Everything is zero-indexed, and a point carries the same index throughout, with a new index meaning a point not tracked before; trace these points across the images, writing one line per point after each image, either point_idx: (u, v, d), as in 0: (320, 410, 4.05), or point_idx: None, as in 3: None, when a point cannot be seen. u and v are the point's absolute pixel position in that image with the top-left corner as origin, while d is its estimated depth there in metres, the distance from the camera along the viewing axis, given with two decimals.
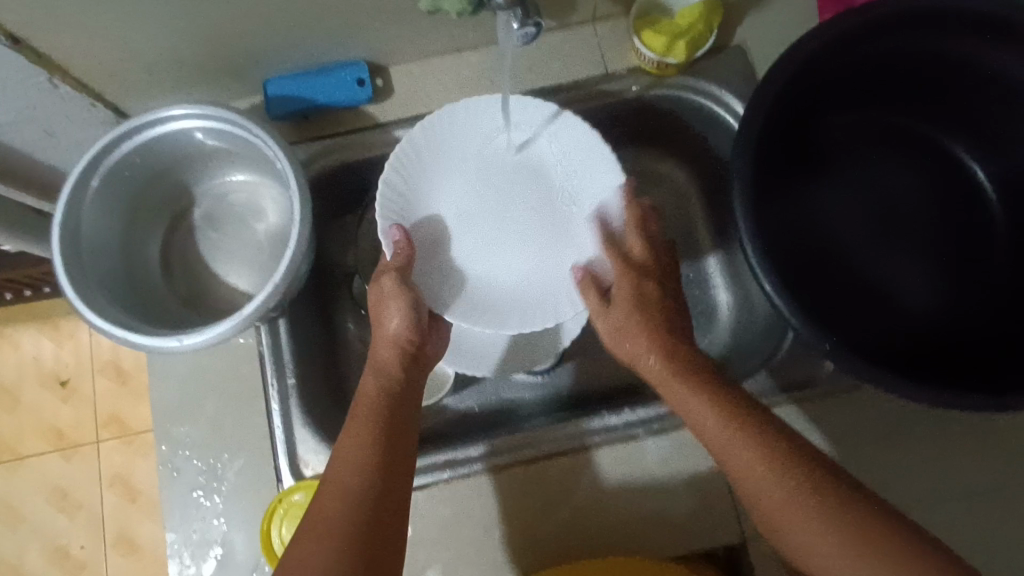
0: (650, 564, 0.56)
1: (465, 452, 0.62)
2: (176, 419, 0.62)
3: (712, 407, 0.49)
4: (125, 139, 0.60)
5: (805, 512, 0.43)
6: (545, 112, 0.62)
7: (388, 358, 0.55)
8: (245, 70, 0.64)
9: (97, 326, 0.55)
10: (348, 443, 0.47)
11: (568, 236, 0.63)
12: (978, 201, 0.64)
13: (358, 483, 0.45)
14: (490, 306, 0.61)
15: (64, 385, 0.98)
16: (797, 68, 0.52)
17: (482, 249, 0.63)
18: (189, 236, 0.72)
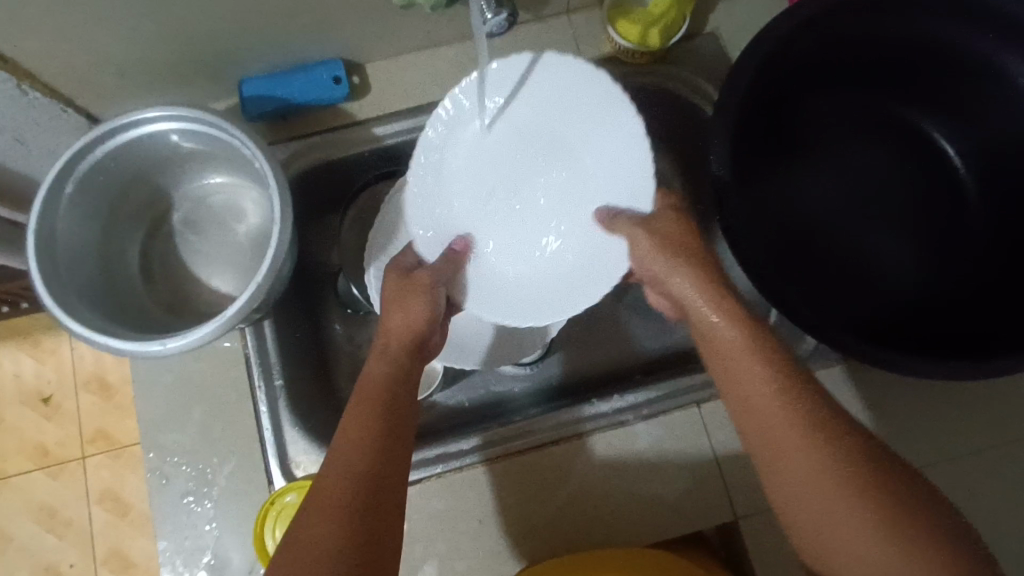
0: (631, 555, 0.61)
1: (457, 446, 0.67)
2: (163, 427, 0.67)
3: (759, 374, 0.46)
4: (98, 143, 0.61)
5: (844, 494, 0.42)
6: (514, 67, 0.60)
7: (395, 347, 0.55)
8: (222, 71, 0.69)
9: (78, 333, 0.56)
10: (353, 435, 0.47)
11: (586, 185, 0.62)
12: (952, 178, 0.71)
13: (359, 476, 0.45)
14: (542, 284, 0.64)
15: (47, 402, 1.06)
16: (762, 59, 0.58)
17: (508, 229, 0.65)
18: (169, 242, 0.74)
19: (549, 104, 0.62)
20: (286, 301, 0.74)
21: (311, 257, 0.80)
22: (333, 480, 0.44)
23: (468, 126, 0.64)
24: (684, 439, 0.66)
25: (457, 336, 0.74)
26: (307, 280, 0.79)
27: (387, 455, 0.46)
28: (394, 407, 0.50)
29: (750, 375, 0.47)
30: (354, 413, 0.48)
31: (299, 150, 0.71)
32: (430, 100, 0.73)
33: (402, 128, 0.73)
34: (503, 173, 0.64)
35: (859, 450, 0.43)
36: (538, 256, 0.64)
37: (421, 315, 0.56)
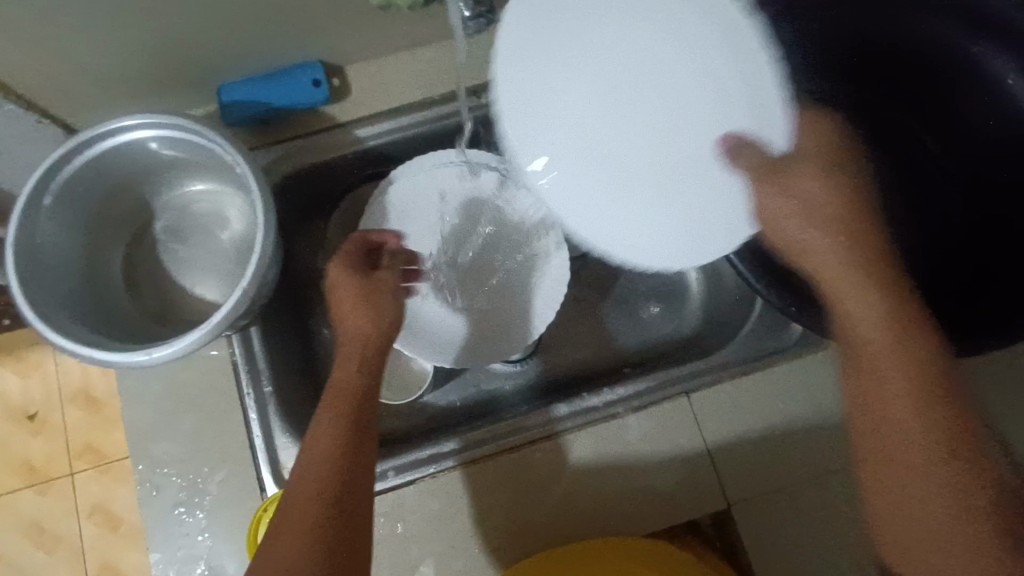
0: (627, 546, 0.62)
1: (439, 448, 0.67)
2: (152, 438, 0.66)
3: (906, 367, 0.50)
4: (76, 153, 0.60)
5: (933, 491, 0.48)
6: None
7: (354, 346, 0.58)
8: (200, 77, 0.68)
9: (62, 346, 0.56)
10: (320, 442, 0.52)
11: (684, 102, 0.56)
12: (925, 166, 0.72)
13: (324, 485, 0.50)
14: (715, 213, 0.59)
15: (32, 419, 1.04)
16: None
17: (612, 166, 0.58)
18: (151, 250, 0.73)
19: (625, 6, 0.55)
20: (273, 307, 0.73)
21: (297, 261, 0.80)
22: (302, 485, 0.50)
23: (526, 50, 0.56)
24: (675, 429, 0.66)
25: (446, 336, 0.73)
26: (294, 285, 0.79)
27: (351, 465, 0.52)
28: (358, 415, 0.54)
29: (868, 322, 0.52)
30: (321, 422, 0.53)
31: (280, 155, 0.71)
32: (412, 101, 0.73)
33: (385, 130, 0.73)
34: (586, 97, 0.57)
35: (958, 417, 0.49)
36: (643, 197, 0.59)
37: (372, 323, 0.59)
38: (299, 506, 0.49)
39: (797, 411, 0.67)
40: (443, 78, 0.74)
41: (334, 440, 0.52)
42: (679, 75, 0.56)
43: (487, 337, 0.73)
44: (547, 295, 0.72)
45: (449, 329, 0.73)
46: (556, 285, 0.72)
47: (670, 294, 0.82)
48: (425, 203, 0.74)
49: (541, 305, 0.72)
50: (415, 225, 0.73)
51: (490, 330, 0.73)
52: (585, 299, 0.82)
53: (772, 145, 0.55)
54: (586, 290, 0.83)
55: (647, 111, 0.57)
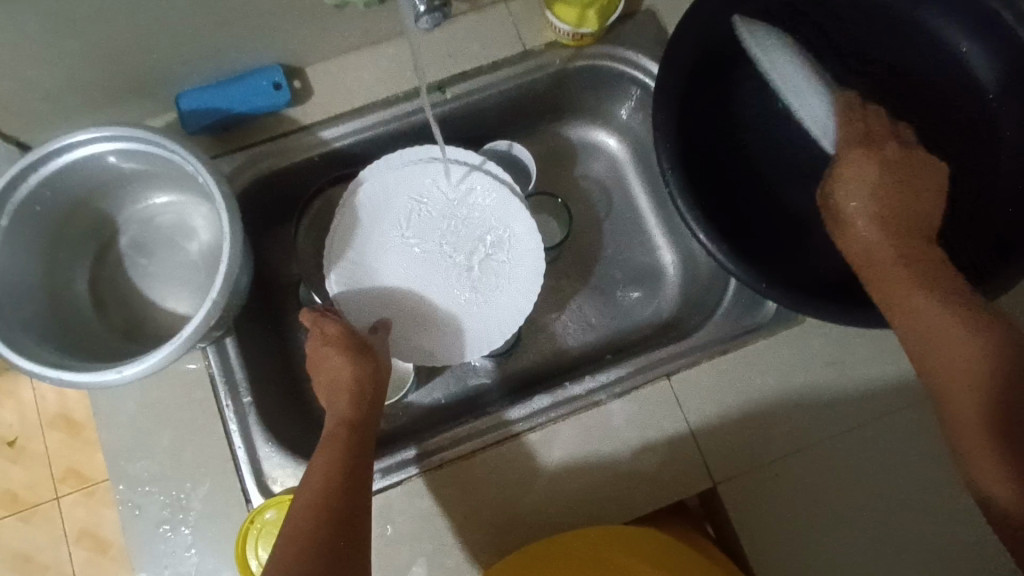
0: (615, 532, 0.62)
1: (402, 456, 0.67)
2: (132, 457, 0.65)
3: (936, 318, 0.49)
4: (30, 171, 0.58)
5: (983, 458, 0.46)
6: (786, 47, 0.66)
7: (341, 381, 0.61)
8: (156, 86, 0.67)
9: (27, 370, 0.54)
10: (318, 464, 0.54)
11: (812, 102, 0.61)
12: None
13: (313, 525, 0.49)
14: None
15: (11, 446, 1.02)
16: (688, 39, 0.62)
17: None
18: (118, 266, 0.71)
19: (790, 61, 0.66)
20: (247, 315, 0.72)
21: (269, 269, 0.79)
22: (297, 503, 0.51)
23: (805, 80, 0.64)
24: (657, 412, 0.67)
25: (420, 335, 0.72)
26: (268, 292, 0.78)
27: (341, 508, 0.51)
28: (351, 458, 0.55)
29: (869, 256, 0.54)
30: (314, 466, 0.54)
31: (245, 161, 0.70)
32: (376, 100, 0.73)
33: (349, 130, 0.72)
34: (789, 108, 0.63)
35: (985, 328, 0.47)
36: None
37: (357, 374, 0.61)
38: (287, 545, 0.48)
39: (776, 386, 0.67)
40: (405, 75, 0.73)
41: (325, 483, 0.52)
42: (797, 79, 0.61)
43: (464, 332, 0.72)
44: (523, 289, 0.72)
45: (425, 328, 0.72)
46: (532, 276, 0.72)
47: (647, 278, 0.83)
48: (399, 204, 0.73)
49: (517, 298, 0.72)
50: (389, 226, 0.73)
51: (468, 327, 0.72)
52: (563, 289, 0.83)
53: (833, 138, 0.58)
54: (563, 280, 0.83)
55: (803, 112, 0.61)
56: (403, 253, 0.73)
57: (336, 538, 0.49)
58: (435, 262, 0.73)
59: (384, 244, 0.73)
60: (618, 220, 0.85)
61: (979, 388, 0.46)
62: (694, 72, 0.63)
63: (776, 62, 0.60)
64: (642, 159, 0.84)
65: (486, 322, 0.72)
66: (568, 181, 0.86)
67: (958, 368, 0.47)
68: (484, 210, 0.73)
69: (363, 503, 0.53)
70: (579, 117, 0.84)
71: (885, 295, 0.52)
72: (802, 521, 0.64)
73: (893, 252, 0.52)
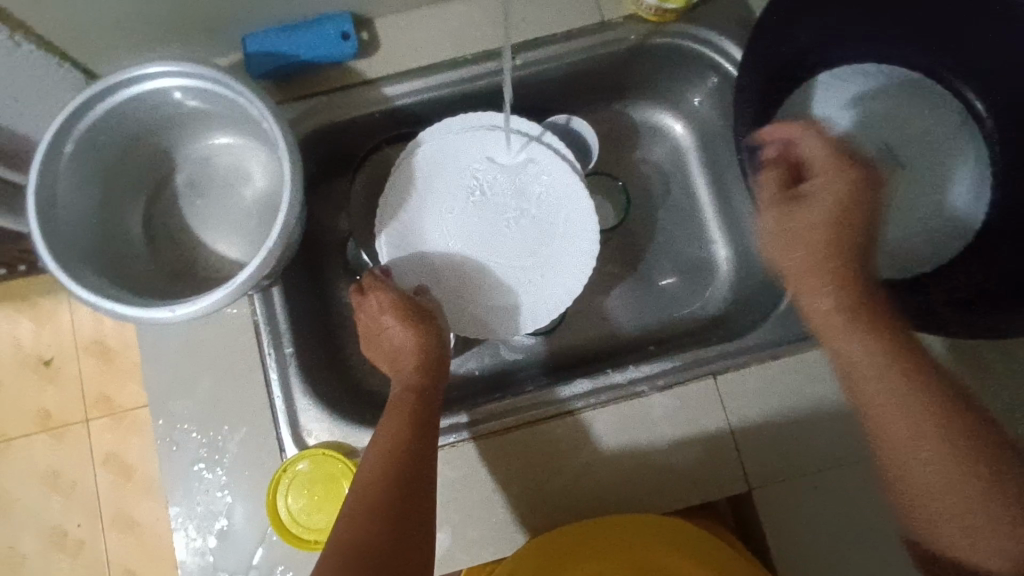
0: (647, 521, 0.61)
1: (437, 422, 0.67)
2: (173, 394, 0.66)
3: (884, 383, 0.51)
4: (98, 101, 0.58)
5: (932, 520, 0.49)
6: (903, 87, 0.68)
7: (404, 346, 0.61)
8: (223, 24, 0.65)
9: (82, 298, 0.55)
10: (384, 436, 0.54)
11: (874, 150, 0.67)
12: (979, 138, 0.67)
13: (378, 492, 0.50)
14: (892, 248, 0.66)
15: (48, 365, 1.05)
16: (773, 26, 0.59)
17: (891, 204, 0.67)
18: (172, 204, 0.71)
19: (912, 100, 0.68)
20: (295, 267, 0.72)
21: (319, 222, 0.78)
22: (366, 473, 0.52)
23: (915, 123, 0.68)
24: (698, 410, 0.66)
25: (467, 306, 0.71)
26: (313, 245, 0.77)
27: (409, 482, 0.52)
28: (417, 424, 0.55)
29: (827, 315, 0.55)
30: (382, 433, 0.55)
31: (306, 109, 0.69)
32: (443, 60, 0.70)
33: (412, 89, 0.70)
34: (878, 143, 0.68)
35: (960, 418, 0.50)
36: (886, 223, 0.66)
37: (421, 342, 0.61)
38: (351, 513, 0.50)
39: (824, 398, 0.65)
40: (475, 36, 0.70)
41: (390, 449, 0.53)
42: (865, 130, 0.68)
43: (511, 308, 0.71)
44: (575, 269, 0.70)
45: (470, 298, 0.71)
46: (585, 258, 0.70)
47: (698, 271, 0.80)
48: (457, 169, 0.71)
49: (566, 278, 0.70)
50: (444, 191, 0.71)
51: (513, 302, 0.71)
52: (610, 273, 0.81)
53: None
54: (611, 264, 0.81)
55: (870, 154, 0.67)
56: (454, 221, 0.71)
57: (402, 504, 0.50)
58: (486, 233, 0.71)
59: (437, 210, 0.71)
60: (674, 209, 0.82)
61: (937, 469, 0.48)
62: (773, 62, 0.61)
63: (823, 109, 0.68)
64: (707, 147, 0.81)
65: (533, 299, 0.71)
66: (627, 162, 0.83)
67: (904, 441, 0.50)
68: (544, 185, 0.71)
69: (428, 475, 0.53)
70: (646, 97, 0.81)
71: (846, 358, 0.54)
72: (837, 537, 0.63)
73: (853, 312, 0.54)
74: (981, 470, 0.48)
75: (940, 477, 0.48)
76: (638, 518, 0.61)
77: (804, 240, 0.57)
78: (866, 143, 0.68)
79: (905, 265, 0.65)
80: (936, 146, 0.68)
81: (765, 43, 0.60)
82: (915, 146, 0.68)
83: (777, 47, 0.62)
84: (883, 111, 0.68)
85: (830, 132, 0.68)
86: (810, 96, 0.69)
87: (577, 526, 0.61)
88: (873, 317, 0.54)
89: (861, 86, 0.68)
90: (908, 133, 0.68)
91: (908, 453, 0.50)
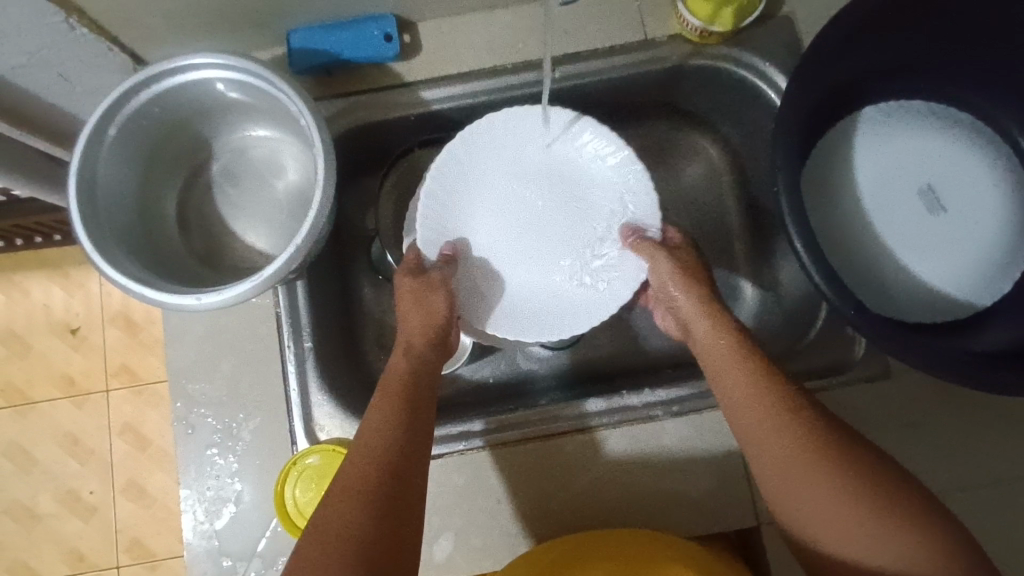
0: (648, 535, 0.60)
1: (447, 429, 0.67)
2: (192, 378, 0.67)
3: (744, 385, 0.54)
4: (142, 87, 0.59)
5: (809, 506, 0.49)
6: (943, 125, 0.66)
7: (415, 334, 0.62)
8: (271, 20, 0.66)
9: (113, 280, 0.56)
10: (380, 419, 0.54)
11: (912, 188, 0.65)
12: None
13: (372, 482, 0.49)
14: (929, 290, 0.64)
15: (74, 333, 1.08)
16: (821, 56, 0.58)
17: (928, 245, 0.64)
18: (205, 192, 0.72)
19: (954, 138, 0.66)
20: (321, 262, 0.73)
21: (347, 218, 0.79)
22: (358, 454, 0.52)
23: (958, 160, 0.66)
24: (711, 439, 0.65)
25: (509, 307, 0.67)
26: (340, 241, 0.78)
27: (398, 466, 0.51)
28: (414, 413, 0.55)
29: (702, 340, 0.59)
30: (374, 420, 0.54)
31: (343, 108, 0.69)
32: (483, 67, 0.71)
33: (450, 94, 0.70)
34: (918, 181, 0.65)
35: (818, 435, 0.51)
36: (923, 265, 0.64)
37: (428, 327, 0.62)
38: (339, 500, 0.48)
39: None
40: (517, 45, 0.71)
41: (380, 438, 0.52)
42: (906, 166, 0.66)
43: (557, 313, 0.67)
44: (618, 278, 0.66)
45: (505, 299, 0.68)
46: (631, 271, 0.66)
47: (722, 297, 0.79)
48: (495, 163, 0.68)
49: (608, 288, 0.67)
50: (494, 183, 0.68)
51: (550, 309, 0.67)
52: None
53: (900, 228, 0.65)
54: None
55: (908, 193, 0.65)
56: (501, 214, 0.68)
57: (391, 493, 0.49)
58: (528, 229, 0.68)
59: (473, 207, 0.68)
60: (705, 230, 0.81)
61: (797, 452, 0.50)
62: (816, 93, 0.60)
63: (861, 145, 0.67)
64: (742, 171, 0.79)
65: (578, 305, 0.67)
66: (658, 180, 0.82)
67: (766, 434, 0.52)
68: (604, 187, 0.67)
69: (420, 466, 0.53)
70: (683, 117, 0.80)
71: (720, 386, 0.56)
72: None
73: (721, 347, 0.58)
74: (858, 484, 0.48)
75: (807, 491, 0.49)
76: (635, 531, 0.61)
77: (838, 279, 0.55)
78: (905, 181, 0.66)
79: (940, 308, 0.63)
80: (981, 185, 0.65)
81: (811, 74, 0.59)
82: (960, 183, 0.65)
83: (823, 78, 0.60)
84: (925, 147, 0.66)
85: (867, 168, 0.66)
86: (850, 130, 0.67)
87: (579, 535, 0.61)
88: (728, 350, 0.57)
89: (903, 121, 0.67)
90: (951, 170, 0.65)
91: (775, 479, 0.51)
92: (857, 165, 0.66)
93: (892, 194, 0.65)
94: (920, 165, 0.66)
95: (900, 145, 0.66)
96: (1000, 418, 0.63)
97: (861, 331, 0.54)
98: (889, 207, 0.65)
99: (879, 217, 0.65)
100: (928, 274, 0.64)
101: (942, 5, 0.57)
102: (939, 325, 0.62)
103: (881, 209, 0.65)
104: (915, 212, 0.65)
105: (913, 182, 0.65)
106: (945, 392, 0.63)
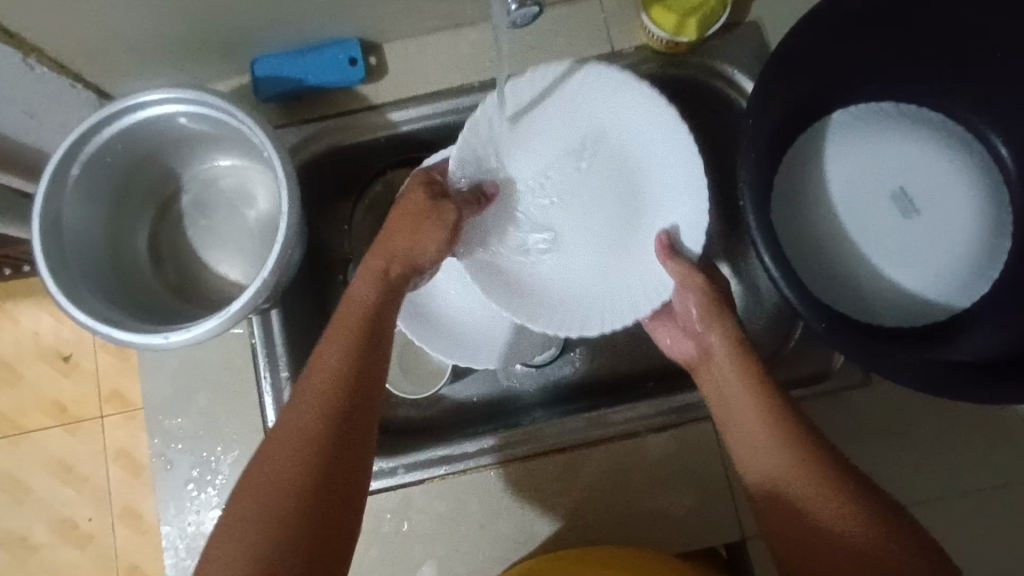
0: (634, 551, 0.60)
1: (432, 454, 0.65)
2: (169, 413, 0.66)
3: (744, 402, 0.56)
4: (103, 125, 0.59)
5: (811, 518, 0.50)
6: (915, 127, 0.65)
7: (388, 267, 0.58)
8: (234, 49, 0.65)
9: (80, 321, 0.55)
10: (331, 350, 0.51)
11: (886, 191, 0.65)
12: (1001, 179, 0.65)
13: (310, 421, 0.47)
14: (909, 294, 0.63)
15: (66, 360, 1.07)
16: (787, 65, 0.57)
17: (904, 250, 0.64)
18: (177, 224, 0.72)
19: (927, 140, 0.65)
20: (296, 289, 0.72)
21: (322, 243, 0.78)
22: (303, 397, 0.49)
23: (932, 162, 0.65)
24: (694, 454, 0.64)
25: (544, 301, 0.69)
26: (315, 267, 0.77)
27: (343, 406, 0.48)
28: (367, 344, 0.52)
29: (718, 349, 0.60)
30: (326, 355, 0.51)
31: (311, 134, 0.69)
32: (450, 87, 0.70)
33: (418, 115, 0.70)
34: (892, 184, 0.65)
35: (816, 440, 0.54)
36: (900, 269, 0.63)
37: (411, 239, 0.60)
38: (268, 456, 0.46)
39: None
40: (484, 63, 0.70)
41: (323, 422, 0.47)
42: (879, 170, 0.65)
43: (593, 307, 0.68)
44: (645, 284, 0.67)
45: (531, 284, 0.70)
46: (661, 279, 0.66)
47: None
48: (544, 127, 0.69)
49: (634, 292, 0.68)
50: (547, 150, 0.70)
51: (586, 299, 0.69)
52: None
53: (875, 235, 0.64)
54: None
55: (882, 196, 0.65)
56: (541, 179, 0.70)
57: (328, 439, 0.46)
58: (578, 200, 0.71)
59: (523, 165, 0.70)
60: None
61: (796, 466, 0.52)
62: (781, 102, 0.59)
63: (832, 152, 0.66)
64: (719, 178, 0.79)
65: (611, 302, 0.68)
66: None
67: (761, 454, 0.54)
68: (657, 170, 0.68)
69: (365, 403, 0.49)
70: None
71: (726, 404, 0.58)
72: None
73: (733, 368, 0.58)
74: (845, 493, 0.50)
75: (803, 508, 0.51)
76: (618, 547, 0.61)
77: (808, 291, 0.55)
78: (878, 186, 0.65)
79: (917, 313, 0.63)
80: (955, 187, 0.65)
81: (779, 83, 0.58)
82: (933, 185, 0.65)
83: (790, 86, 0.60)
84: (898, 151, 0.65)
85: (839, 173, 0.66)
86: (823, 137, 0.66)
87: (562, 555, 0.60)
88: (740, 375, 0.57)
89: (874, 126, 0.66)
90: (925, 172, 0.65)
91: (792, 468, 0.52)
92: (829, 170, 0.66)
93: (864, 198, 0.65)
94: (890, 168, 0.65)
95: (872, 148, 0.66)
96: (978, 423, 0.63)
97: (837, 343, 0.53)
98: (863, 212, 0.65)
99: (855, 224, 0.65)
100: (906, 279, 0.63)
101: (906, 8, 0.57)
102: (916, 331, 0.62)
103: (855, 215, 0.65)
104: (889, 217, 0.64)
105: (886, 186, 0.65)
106: (927, 398, 0.63)
